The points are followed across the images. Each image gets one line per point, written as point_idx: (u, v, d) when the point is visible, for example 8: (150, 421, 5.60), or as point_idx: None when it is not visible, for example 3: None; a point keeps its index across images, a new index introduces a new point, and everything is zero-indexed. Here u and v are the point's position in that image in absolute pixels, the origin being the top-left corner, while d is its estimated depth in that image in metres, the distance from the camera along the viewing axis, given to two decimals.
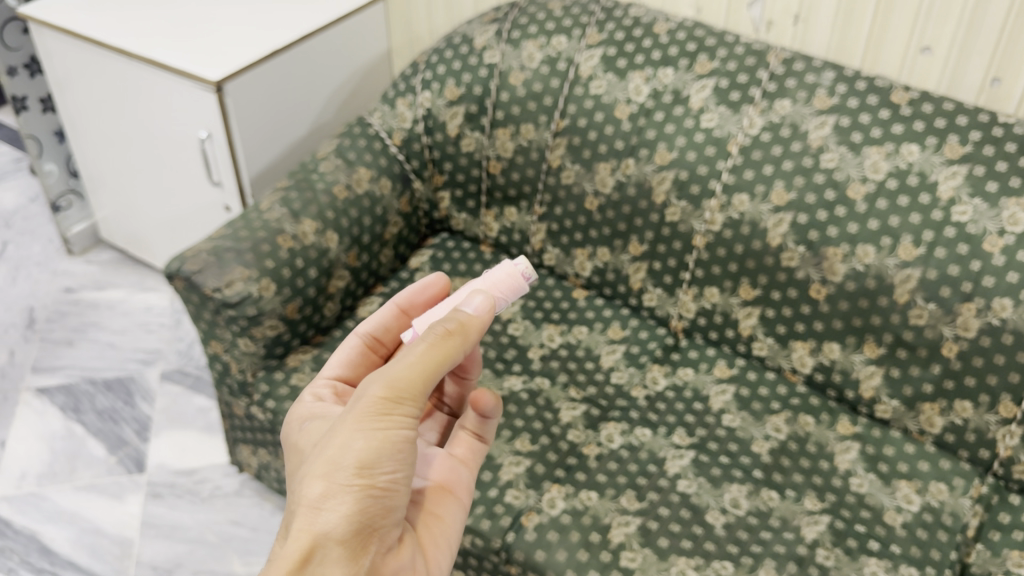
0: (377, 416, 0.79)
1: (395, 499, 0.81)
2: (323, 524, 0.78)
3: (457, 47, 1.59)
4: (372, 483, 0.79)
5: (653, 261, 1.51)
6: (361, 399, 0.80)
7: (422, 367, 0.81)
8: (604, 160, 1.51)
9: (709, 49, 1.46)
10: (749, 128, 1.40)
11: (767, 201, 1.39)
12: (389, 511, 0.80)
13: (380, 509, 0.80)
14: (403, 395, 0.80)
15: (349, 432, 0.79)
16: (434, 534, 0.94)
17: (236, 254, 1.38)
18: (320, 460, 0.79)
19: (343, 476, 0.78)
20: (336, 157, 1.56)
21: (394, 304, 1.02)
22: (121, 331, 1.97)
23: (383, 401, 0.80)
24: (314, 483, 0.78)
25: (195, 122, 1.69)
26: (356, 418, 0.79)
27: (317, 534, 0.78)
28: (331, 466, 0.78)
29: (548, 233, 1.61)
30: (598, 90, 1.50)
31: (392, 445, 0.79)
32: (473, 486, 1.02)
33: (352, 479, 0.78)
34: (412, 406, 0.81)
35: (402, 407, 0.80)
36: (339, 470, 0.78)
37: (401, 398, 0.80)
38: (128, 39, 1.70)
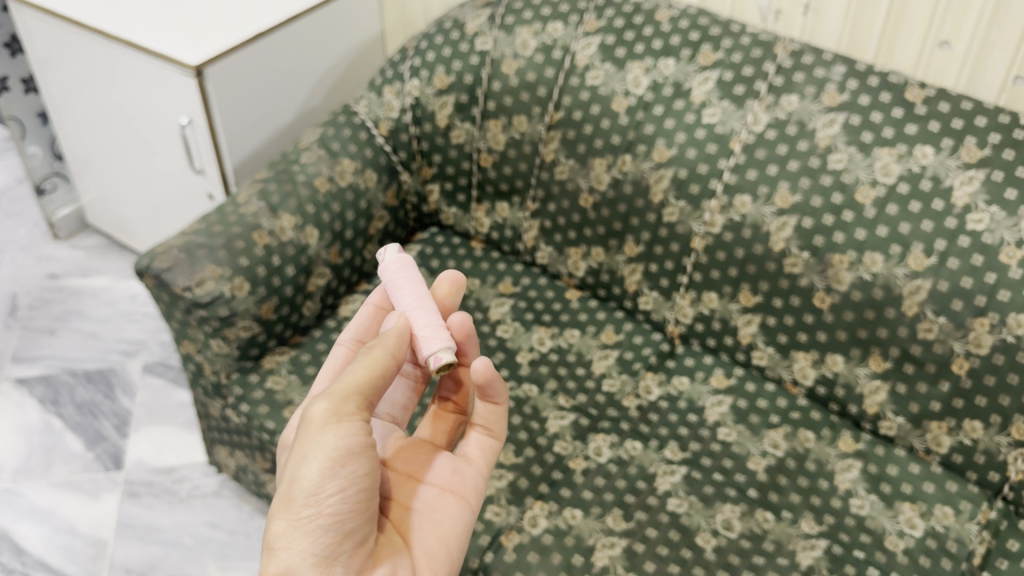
0: (320, 441, 0.87)
1: (351, 516, 0.87)
2: (289, 550, 0.86)
3: (447, 33, 1.51)
4: (323, 504, 0.86)
5: (649, 263, 1.44)
6: (304, 427, 0.88)
7: (350, 381, 0.90)
8: (599, 155, 1.43)
9: (713, 39, 1.38)
10: (753, 124, 1.33)
11: (770, 202, 1.31)
12: (347, 530, 0.87)
13: (341, 526, 0.87)
14: (339, 412, 0.88)
15: (298, 460, 0.87)
16: (430, 540, 0.97)
17: (208, 251, 1.31)
18: (278, 495, 0.88)
19: (298, 503, 0.86)
20: (319, 147, 1.48)
21: (372, 304, 1.11)
22: (104, 320, 1.91)
23: (324, 425, 0.88)
24: (277, 516, 0.88)
25: (175, 108, 1.62)
26: (300, 448, 0.88)
27: (285, 560, 0.86)
28: (285, 497, 0.87)
29: (541, 230, 1.53)
30: (595, 81, 1.42)
31: (338, 462, 0.86)
32: (480, 488, 1.04)
33: (305, 503, 0.86)
34: (353, 424, 0.88)
35: (344, 427, 0.88)
36: (293, 499, 0.86)
37: (340, 419, 0.88)
38: (107, 18, 1.63)
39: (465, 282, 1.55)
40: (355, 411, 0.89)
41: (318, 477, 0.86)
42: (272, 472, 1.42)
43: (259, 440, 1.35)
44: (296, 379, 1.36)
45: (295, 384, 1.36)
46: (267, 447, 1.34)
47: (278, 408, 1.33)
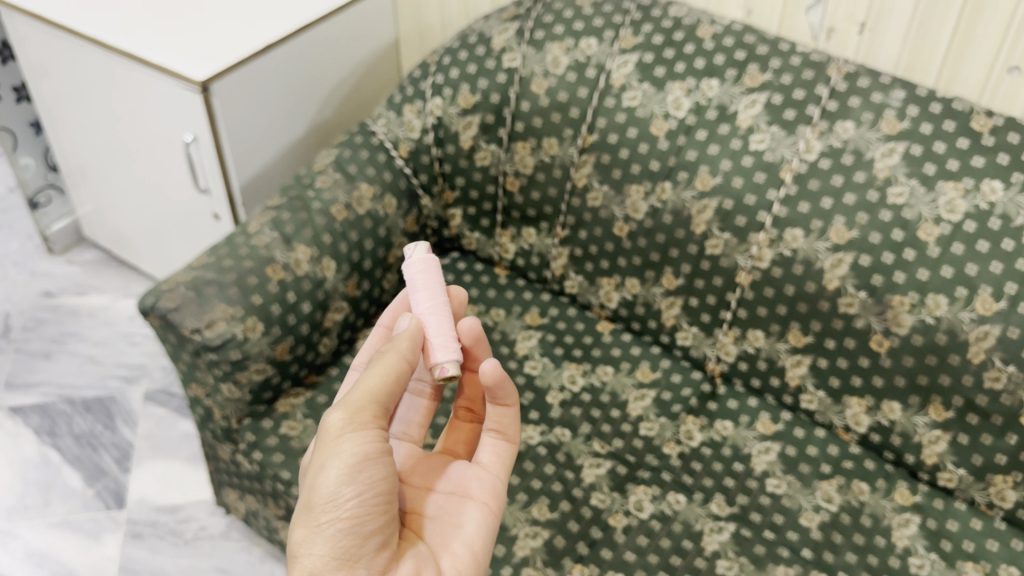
0: (337, 448, 0.87)
1: (370, 520, 0.87)
2: (311, 556, 0.86)
3: (471, 47, 1.41)
4: (341, 508, 0.86)
5: (689, 297, 1.35)
6: (321, 436, 0.88)
7: (365, 388, 0.90)
8: (636, 181, 1.34)
9: (760, 58, 1.28)
10: (805, 152, 1.23)
11: (824, 237, 1.22)
12: (366, 533, 0.87)
13: (361, 531, 0.87)
14: (354, 420, 0.88)
15: (316, 467, 0.88)
16: (452, 545, 0.96)
17: (219, 289, 1.21)
18: (299, 503, 0.88)
19: (318, 510, 0.86)
20: (335, 171, 1.39)
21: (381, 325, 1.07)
22: (103, 343, 1.82)
23: (340, 433, 0.88)
24: (298, 523, 0.88)
25: (179, 125, 1.52)
26: (317, 457, 0.88)
27: (306, 565, 0.86)
28: (305, 503, 0.88)
29: (571, 258, 1.44)
30: (632, 102, 1.33)
31: (354, 466, 0.86)
32: (501, 489, 1.01)
33: (324, 509, 0.86)
34: (368, 430, 0.88)
35: (360, 434, 0.88)
36: (313, 505, 0.86)
37: (355, 426, 0.88)
38: (105, 27, 1.52)
39: (489, 313, 1.46)
40: (372, 417, 0.89)
41: (335, 483, 0.86)
42: (285, 520, 1.32)
43: (273, 489, 1.26)
44: (312, 424, 1.27)
45: (312, 430, 1.27)
46: (282, 498, 1.25)
47: (294, 456, 1.23)
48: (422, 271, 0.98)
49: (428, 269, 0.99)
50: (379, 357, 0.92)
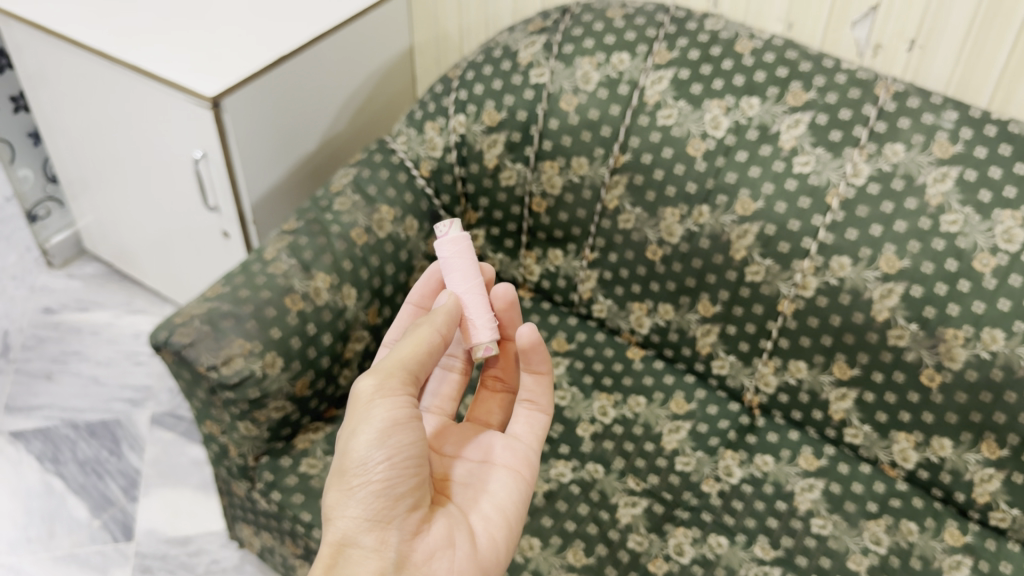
0: (367, 414, 0.86)
1: (401, 482, 0.86)
2: (345, 518, 0.86)
3: (496, 61, 1.34)
4: (372, 473, 0.85)
5: (727, 325, 1.29)
6: (352, 402, 0.88)
7: (394, 356, 0.89)
8: (671, 204, 1.28)
9: (804, 76, 1.22)
10: (853, 176, 1.17)
11: (873, 266, 1.16)
12: (397, 496, 0.86)
13: (393, 495, 0.86)
14: (384, 386, 0.87)
15: (349, 432, 0.87)
16: (484, 510, 0.95)
17: (235, 322, 1.15)
18: (332, 468, 0.88)
19: (348, 474, 0.86)
20: (353, 192, 1.33)
21: (410, 303, 1.03)
22: (106, 362, 1.75)
23: (370, 399, 0.87)
24: (331, 488, 0.88)
25: (187, 141, 1.45)
26: (349, 423, 0.87)
27: (340, 528, 0.86)
28: (337, 469, 0.87)
29: (600, 282, 1.38)
30: (667, 121, 1.26)
31: (384, 431, 0.85)
32: (533, 461, 1.01)
33: (355, 474, 0.85)
34: (398, 396, 0.87)
35: (390, 400, 0.86)
36: (345, 470, 0.86)
37: (384, 392, 0.87)
38: (109, 38, 1.45)
39: None
40: (401, 383, 0.88)
41: (364, 447, 0.85)
42: (304, 560, 1.26)
43: (293, 530, 1.20)
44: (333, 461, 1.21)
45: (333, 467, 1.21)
46: (303, 539, 1.18)
47: (316, 497, 1.17)
48: (455, 250, 0.96)
49: (462, 249, 0.97)
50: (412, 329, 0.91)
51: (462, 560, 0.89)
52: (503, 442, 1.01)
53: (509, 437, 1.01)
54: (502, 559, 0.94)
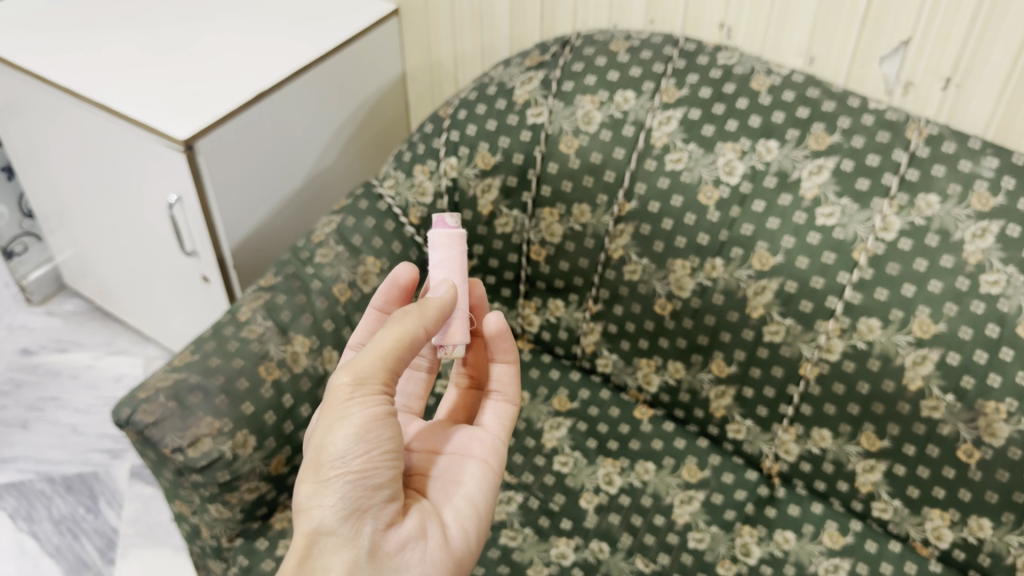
0: (349, 407, 0.78)
1: (380, 476, 0.79)
2: (317, 513, 0.78)
3: (491, 99, 1.24)
4: (349, 467, 0.77)
5: (743, 387, 1.18)
6: (330, 393, 0.80)
7: (375, 347, 0.80)
8: (681, 255, 1.17)
9: (827, 116, 1.11)
10: (882, 230, 1.07)
11: (904, 329, 1.06)
12: (374, 489, 0.78)
13: (371, 490, 0.78)
14: (366, 379, 0.79)
15: (324, 425, 0.79)
16: (452, 499, 0.88)
17: (204, 397, 1.05)
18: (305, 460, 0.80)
19: (325, 467, 0.77)
20: (337, 242, 1.22)
21: (372, 308, 0.96)
22: (85, 409, 1.66)
23: (349, 393, 0.79)
24: (302, 481, 0.79)
25: (161, 185, 1.35)
26: (326, 415, 0.79)
27: (311, 523, 0.78)
28: (311, 462, 0.79)
29: (605, 335, 1.27)
30: (676, 165, 1.15)
31: (361, 424, 0.78)
32: (501, 451, 0.94)
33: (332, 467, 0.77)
34: (379, 389, 0.80)
35: (371, 392, 0.79)
36: (320, 463, 0.78)
37: (366, 386, 0.79)
38: (77, 73, 1.35)
39: None
40: (383, 376, 0.80)
41: (344, 439, 0.77)
42: None
43: None
44: None
45: None
46: None
47: None
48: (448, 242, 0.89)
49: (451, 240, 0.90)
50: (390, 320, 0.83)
51: (436, 552, 0.82)
52: (467, 434, 0.94)
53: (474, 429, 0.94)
54: (474, 552, 0.87)
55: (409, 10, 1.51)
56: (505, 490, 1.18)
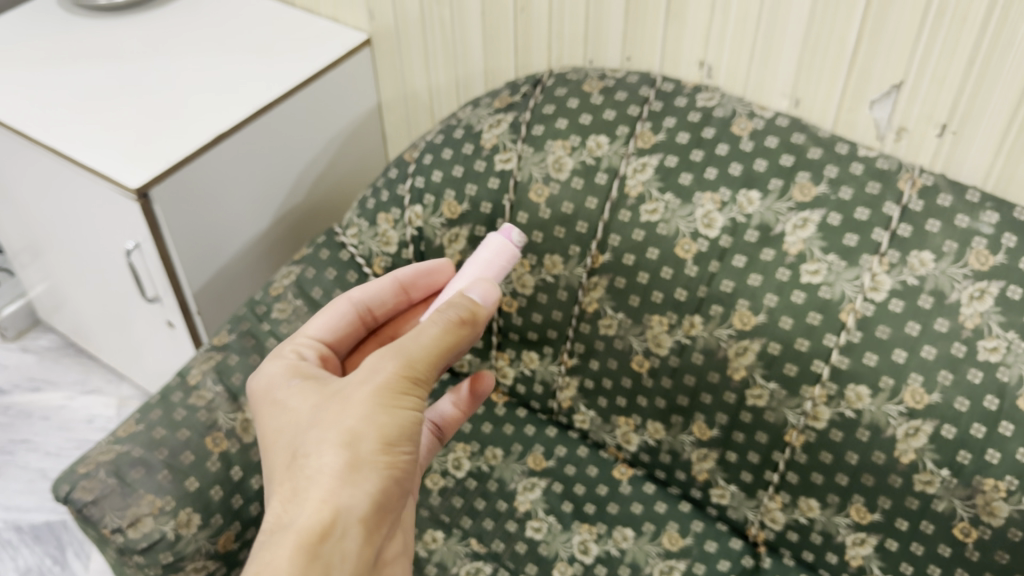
0: (404, 397, 0.70)
1: (410, 477, 0.71)
2: (347, 498, 0.67)
3: (458, 143, 1.17)
4: (395, 459, 0.69)
5: (726, 452, 1.10)
6: (382, 377, 0.70)
7: (438, 347, 0.72)
8: (658, 311, 1.09)
9: (813, 164, 1.03)
10: (872, 290, 0.99)
11: (895, 398, 0.98)
12: (402, 490, 0.70)
13: (399, 489, 0.70)
14: (422, 376, 0.71)
15: (371, 409, 0.68)
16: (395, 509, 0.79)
17: (147, 472, 0.99)
18: (333, 433, 0.68)
19: (369, 450, 0.67)
20: (296, 295, 1.16)
21: (395, 278, 0.87)
22: (57, 452, 1.61)
23: (404, 382, 0.70)
24: (329, 456, 0.67)
25: (118, 231, 1.29)
26: (375, 396, 0.69)
27: (334, 508, 0.66)
28: (344, 441, 0.68)
29: (581, 390, 1.20)
30: (651, 216, 1.08)
31: (411, 419, 0.70)
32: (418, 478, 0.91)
33: (379, 453, 0.68)
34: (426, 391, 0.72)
35: (422, 390, 0.71)
36: (360, 446, 0.67)
37: (419, 382, 0.71)
38: (33, 116, 1.29)
39: (483, 455, 1.20)
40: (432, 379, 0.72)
41: (397, 431, 0.68)
42: None
43: None
44: None
45: None
46: None
47: None
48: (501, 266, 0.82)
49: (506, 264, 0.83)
50: (438, 307, 0.73)
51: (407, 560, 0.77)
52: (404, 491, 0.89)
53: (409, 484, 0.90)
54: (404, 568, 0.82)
55: (382, 41, 1.44)
56: (473, 561, 1.10)
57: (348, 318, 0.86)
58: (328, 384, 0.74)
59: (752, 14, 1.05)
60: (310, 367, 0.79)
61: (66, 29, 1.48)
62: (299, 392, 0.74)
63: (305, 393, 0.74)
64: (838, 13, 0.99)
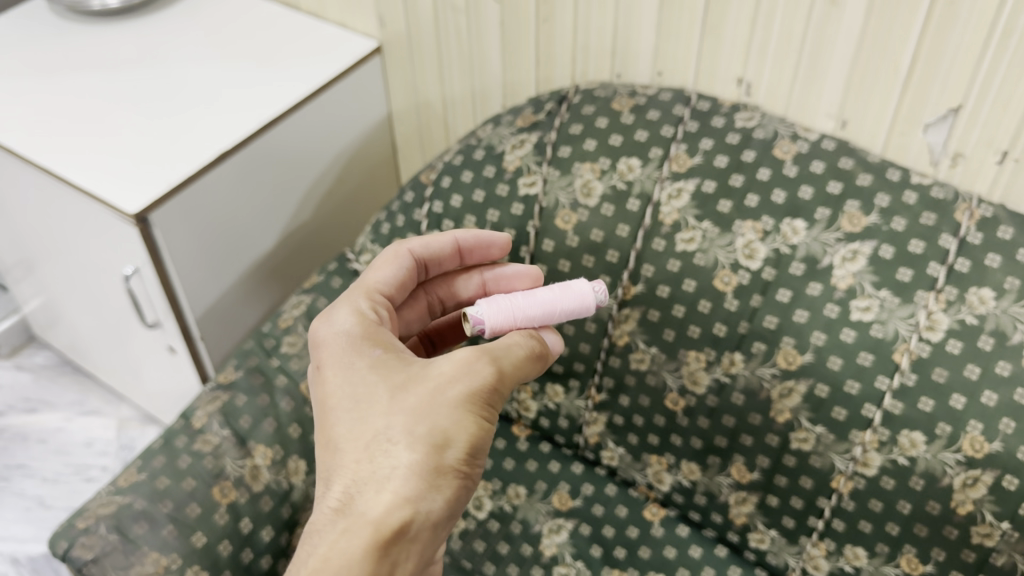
0: (489, 408, 0.72)
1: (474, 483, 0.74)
2: (426, 502, 0.69)
3: (479, 166, 1.10)
4: (471, 470, 0.71)
5: (767, 495, 1.04)
6: (472, 384, 0.71)
7: (523, 363, 0.74)
8: (695, 346, 1.02)
9: (863, 192, 0.96)
10: (927, 329, 0.92)
11: (953, 446, 0.91)
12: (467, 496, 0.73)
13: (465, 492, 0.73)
14: (507, 387, 0.73)
15: (458, 417, 0.70)
16: None
17: (151, 527, 0.92)
18: (418, 432, 0.69)
19: (452, 457, 0.69)
20: (307, 327, 1.09)
21: (454, 239, 0.87)
22: (55, 478, 1.54)
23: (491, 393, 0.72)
24: (415, 456, 0.69)
25: (116, 256, 1.22)
26: (465, 404, 0.70)
27: (413, 510, 0.68)
28: (431, 444, 0.69)
29: (610, 426, 1.13)
30: (688, 246, 1.01)
31: (489, 431, 0.72)
32: None
33: (460, 463, 0.70)
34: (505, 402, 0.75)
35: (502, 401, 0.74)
36: (446, 451, 0.69)
37: (504, 393, 0.73)
38: (24, 133, 1.22)
39: (505, 494, 1.14)
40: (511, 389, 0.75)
41: (480, 443, 0.71)
42: None
43: None
44: None
45: None
46: None
47: None
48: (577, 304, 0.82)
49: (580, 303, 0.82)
50: (524, 332, 0.76)
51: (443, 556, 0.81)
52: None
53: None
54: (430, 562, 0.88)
55: (393, 48, 1.36)
56: None
57: (410, 268, 0.85)
58: (410, 363, 0.73)
59: (796, 30, 0.97)
60: (383, 332, 0.77)
61: (58, 36, 1.40)
62: (378, 367, 0.73)
63: (386, 368, 0.73)
64: (893, 30, 0.91)
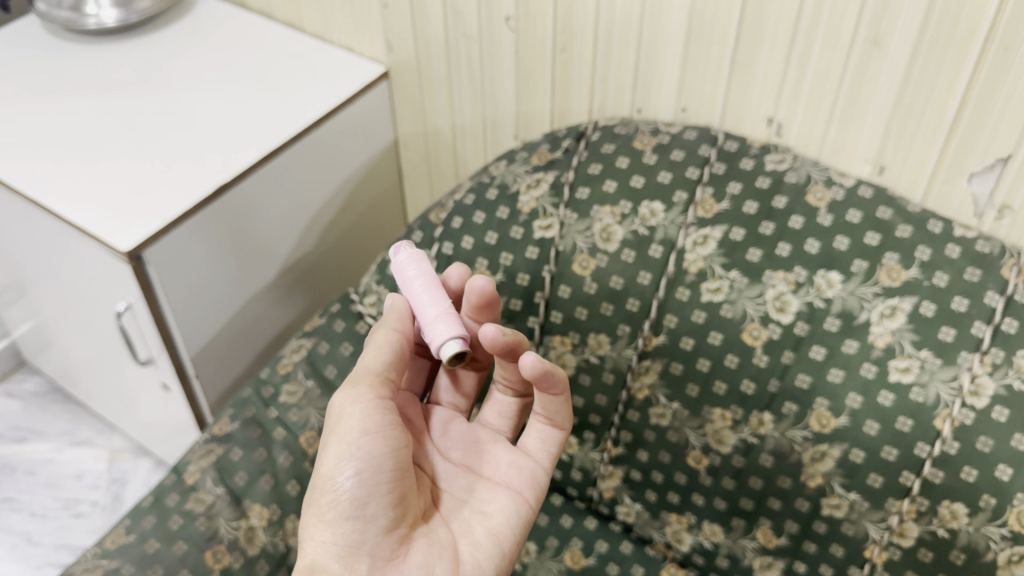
0: (342, 425, 0.77)
1: (370, 500, 0.76)
2: (314, 541, 0.78)
3: (492, 207, 1.05)
4: (338, 494, 0.76)
5: (794, 561, 0.98)
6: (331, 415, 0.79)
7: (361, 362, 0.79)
8: (720, 404, 0.97)
9: (904, 244, 0.90)
10: (971, 395, 0.85)
11: (998, 521, 0.84)
12: (367, 515, 0.76)
13: (360, 519, 0.76)
14: (358, 386, 0.78)
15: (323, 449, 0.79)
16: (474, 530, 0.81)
17: None
18: None
19: (316, 492, 0.77)
20: (307, 374, 1.03)
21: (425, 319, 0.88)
22: (43, 513, 1.48)
23: (344, 410, 0.77)
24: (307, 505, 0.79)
25: (108, 291, 1.15)
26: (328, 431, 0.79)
27: (308, 553, 0.78)
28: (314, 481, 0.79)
29: (627, 481, 1.07)
30: (714, 297, 0.95)
31: (343, 446, 0.76)
32: (542, 483, 0.84)
33: (325, 491, 0.76)
34: (363, 405, 0.76)
35: (358, 407, 0.76)
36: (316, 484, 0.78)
37: (357, 394, 0.77)
38: (15, 162, 1.16)
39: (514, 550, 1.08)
40: (369, 388, 0.78)
41: (332, 464, 0.76)
42: None
43: None
44: None
45: None
46: None
47: None
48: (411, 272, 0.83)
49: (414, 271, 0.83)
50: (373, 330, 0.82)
51: None
52: (508, 456, 0.85)
53: (517, 452, 0.85)
54: None
55: (401, 74, 1.30)
56: None
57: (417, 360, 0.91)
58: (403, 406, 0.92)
59: (835, 71, 0.92)
60: None
61: (54, 57, 1.34)
62: None
63: None
64: (940, 74, 0.86)
